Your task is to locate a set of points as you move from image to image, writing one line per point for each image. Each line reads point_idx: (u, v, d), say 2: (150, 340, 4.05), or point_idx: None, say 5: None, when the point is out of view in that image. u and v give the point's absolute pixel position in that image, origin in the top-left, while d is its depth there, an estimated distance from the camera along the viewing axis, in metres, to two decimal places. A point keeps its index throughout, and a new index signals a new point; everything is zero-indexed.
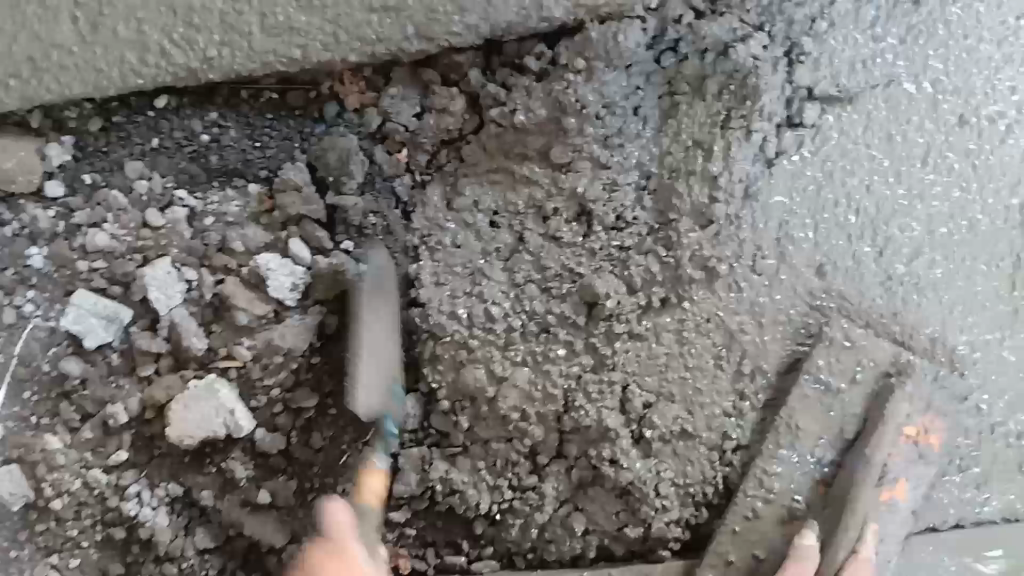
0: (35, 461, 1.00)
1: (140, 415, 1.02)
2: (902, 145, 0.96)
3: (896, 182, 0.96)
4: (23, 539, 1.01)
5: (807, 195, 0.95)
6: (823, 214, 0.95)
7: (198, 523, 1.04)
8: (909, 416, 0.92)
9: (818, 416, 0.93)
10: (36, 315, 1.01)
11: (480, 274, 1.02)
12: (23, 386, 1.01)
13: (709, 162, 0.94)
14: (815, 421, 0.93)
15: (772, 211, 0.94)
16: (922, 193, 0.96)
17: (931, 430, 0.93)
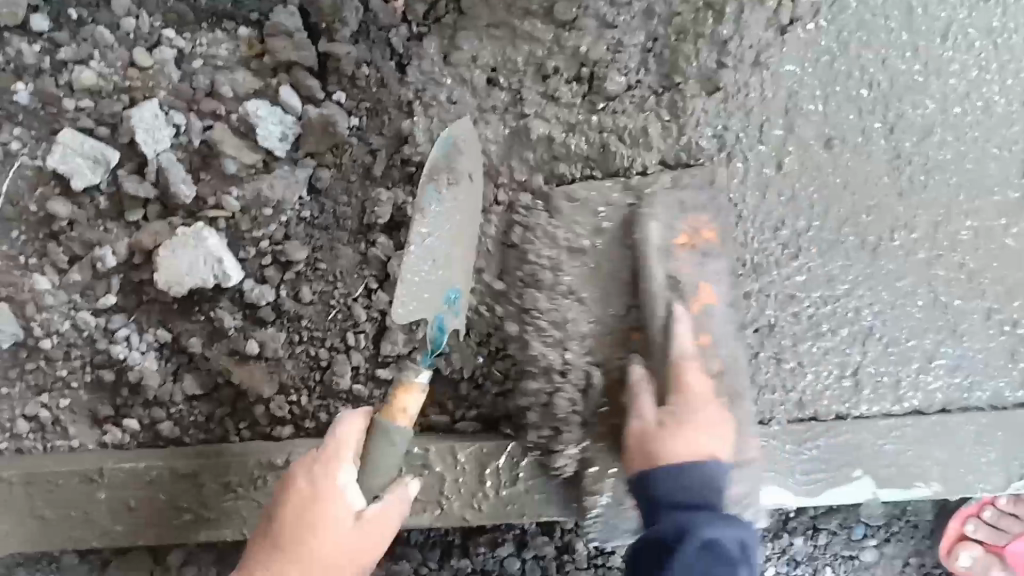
0: (24, 301, 1.01)
1: (129, 260, 1.01)
2: (922, 18, 0.94)
3: (913, 58, 0.95)
4: (15, 376, 1.04)
5: (819, 66, 0.94)
6: (834, 86, 0.94)
7: (186, 371, 1.03)
8: (671, 228, 0.90)
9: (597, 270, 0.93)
10: (23, 152, 1.00)
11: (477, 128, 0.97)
12: (14, 226, 1.01)
13: (720, 24, 0.91)
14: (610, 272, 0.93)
15: (782, 80, 0.93)
16: (939, 69, 0.95)
17: (702, 230, 0.90)
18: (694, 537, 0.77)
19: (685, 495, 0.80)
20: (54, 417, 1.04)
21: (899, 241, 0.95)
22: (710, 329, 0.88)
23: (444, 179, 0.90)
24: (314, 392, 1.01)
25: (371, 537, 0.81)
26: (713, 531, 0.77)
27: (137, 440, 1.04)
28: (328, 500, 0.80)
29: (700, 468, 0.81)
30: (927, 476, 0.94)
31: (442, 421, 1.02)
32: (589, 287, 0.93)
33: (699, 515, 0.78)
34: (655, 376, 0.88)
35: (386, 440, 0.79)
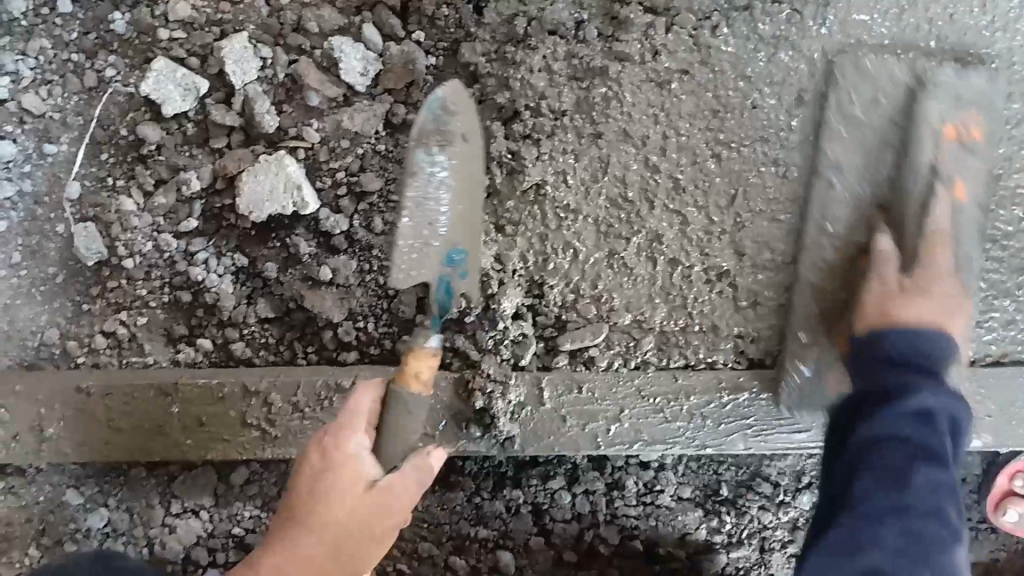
0: (110, 221, 1.07)
1: (212, 185, 1.06)
2: None
3: (982, 12, 1.00)
4: (95, 294, 1.09)
5: (890, 18, 1.00)
6: (903, 38, 1.00)
7: (260, 295, 1.07)
8: (943, 179, 0.96)
9: (461, 217, 0.93)
10: (116, 79, 1.07)
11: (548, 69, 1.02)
12: (105, 148, 1.08)
13: None
14: (462, 220, 0.93)
15: (851, 28, 1.00)
16: (1007, 25, 0.99)
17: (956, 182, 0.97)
18: (917, 399, 0.84)
19: (896, 353, 0.89)
20: (131, 334, 1.08)
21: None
22: (942, 224, 0.95)
23: (431, 142, 0.91)
24: (381, 320, 1.06)
25: (385, 507, 0.80)
26: (893, 453, 0.82)
27: (210, 359, 1.08)
28: (340, 469, 0.80)
29: (932, 335, 0.90)
30: (980, 428, 0.97)
31: (485, 339, 1.03)
32: (843, 152, 0.99)
33: (921, 383, 0.85)
34: (916, 277, 0.94)
35: (400, 406, 0.78)
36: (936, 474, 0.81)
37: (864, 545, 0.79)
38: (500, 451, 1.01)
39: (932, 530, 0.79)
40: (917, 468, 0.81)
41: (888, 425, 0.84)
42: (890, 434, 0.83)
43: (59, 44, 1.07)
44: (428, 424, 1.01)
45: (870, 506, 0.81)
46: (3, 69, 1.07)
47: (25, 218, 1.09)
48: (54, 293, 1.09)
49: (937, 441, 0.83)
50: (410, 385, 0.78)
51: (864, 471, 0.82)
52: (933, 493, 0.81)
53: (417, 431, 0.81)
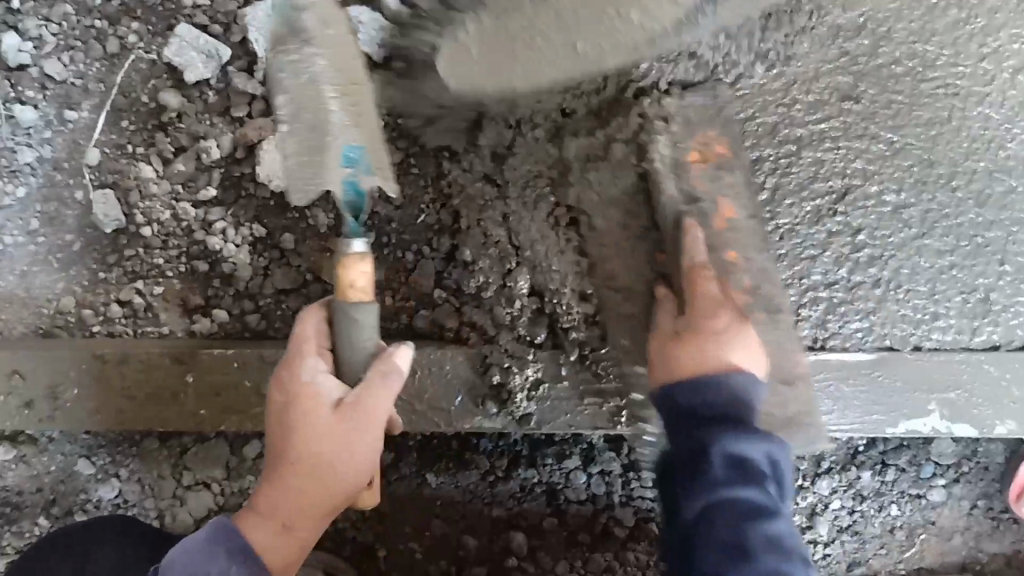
0: (129, 188, 1.07)
1: (232, 155, 1.06)
2: None
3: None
4: (113, 263, 1.08)
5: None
6: (931, 19, 0.99)
7: (277, 266, 1.07)
8: (707, 208, 0.92)
9: (345, 104, 0.80)
10: (139, 45, 1.07)
11: None
12: (125, 116, 1.07)
13: None
14: (355, 108, 0.81)
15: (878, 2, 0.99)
16: None
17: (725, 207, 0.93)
18: (716, 456, 0.78)
19: (707, 409, 0.82)
20: (146, 303, 1.07)
21: (980, 167, 0.99)
22: (734, 246, 0.92)
23: (289, 42, 0.80)
24: (398, 293, 1.06)
25: (351, 423, 0.76)
26: (724, 523, 0.76)
27: (224, 330, 1.07)
28: (300, 399, 0.77)
29: (733, 376, 0.83)
30: (1003, 415, 0.96)
31: (506, 315, 1.02)
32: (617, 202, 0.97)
33: (720, 430, 0.80)
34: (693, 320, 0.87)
35: (341, 312, 0.73)
36: (781, 548, 0.75)
37: None
38: (516, 427, 1.00)
39: None
40: (750, 524, 0.75)
41: (694, 465, 0.80)
42: (711, 502, 0.78)
43: (83, 10, 1.07)
44: (444, 399, 0.99)
45: None
46: (28, 35, 1.07)
47: (43, 184, 1.08)
48: (70, 260, 1.08)
49: (780, 520, 0.76)
50: (341, 289, 0.72)
51: (703, 544, 0.77)
52: (771, 552, 0.74)
53: (362, 327, 0.74)
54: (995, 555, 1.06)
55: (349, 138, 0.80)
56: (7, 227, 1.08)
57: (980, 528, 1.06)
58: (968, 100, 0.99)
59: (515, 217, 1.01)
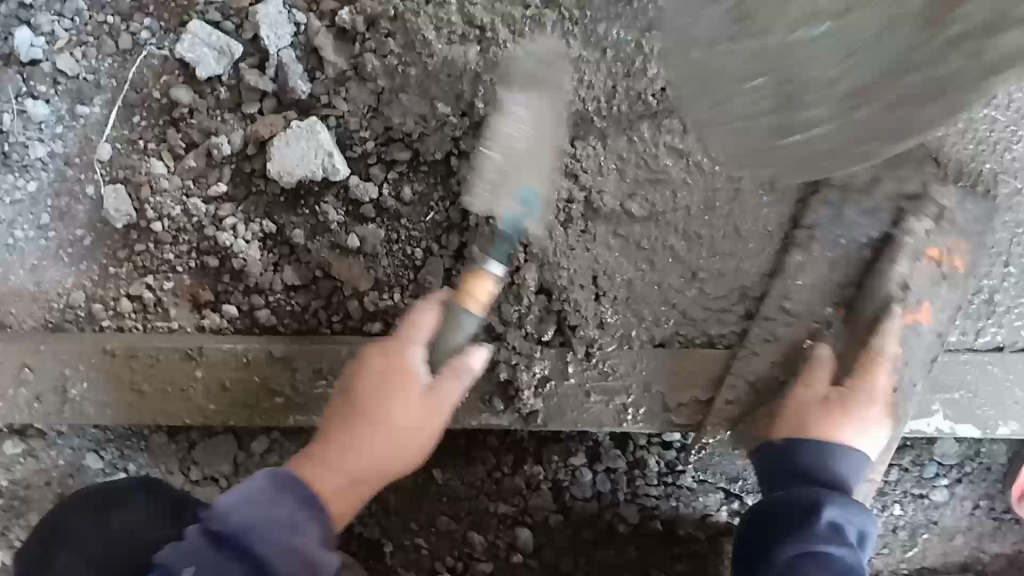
0: (139, 183, 1.08)
1: (243, 151, 1.06)
2: None
3: None
4: (123, 257, 1.09)
5: None
6: None
7: (286, 262, 1.07)
8: (905, 305, 0.96)
9: (528, 150, 0.93)
10: (151, 42, 1.07)
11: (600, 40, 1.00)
12: (136, 111, 1.08)
13: None
14: (527, 153, 0.93)
15: None
16: None
17: (924, 313, 0.96)
18: (826, 515, 0.87)
19: (823, 478, 0.92)
20: (156, 298, 1.08)
21: (985, 169, 1.00)
22: (894, 343, 0.96)
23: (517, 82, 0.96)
24: (407, 290, 1.06)
25: (425, 402, 0.86)
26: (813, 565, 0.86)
27: (234, 326, 1.08)
28: (399, 372, 0.86)
29: (849, 455, 0.93)
30: (1006, 416, 0.98)
31: (515, 313, 1.01)
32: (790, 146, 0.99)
33: (828, 495, 0.89)
34: (840, 402, 0.95)
35: (460, 319, 0.84)
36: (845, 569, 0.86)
37: None
38: (523, 425, 1.01)
39: None
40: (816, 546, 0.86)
41: (797, 528, 0.88)
42: (802, 550, 0.87)
43: (94, 5, 1.08)
44: None
45: None
46: (40, 30, 1.08)
47: (54, 178, 1.09)
48: (81, 255, 1.09)
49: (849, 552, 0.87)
50: (472, 301, 0.83)
51: None
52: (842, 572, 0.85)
53: (456, 332, 0.85)
54: (996, 555, 1.07)
55: (524, 193, 0.92)
56: (19, 221, 1.09)
57: (982, 528, 1.06)
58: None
59: None
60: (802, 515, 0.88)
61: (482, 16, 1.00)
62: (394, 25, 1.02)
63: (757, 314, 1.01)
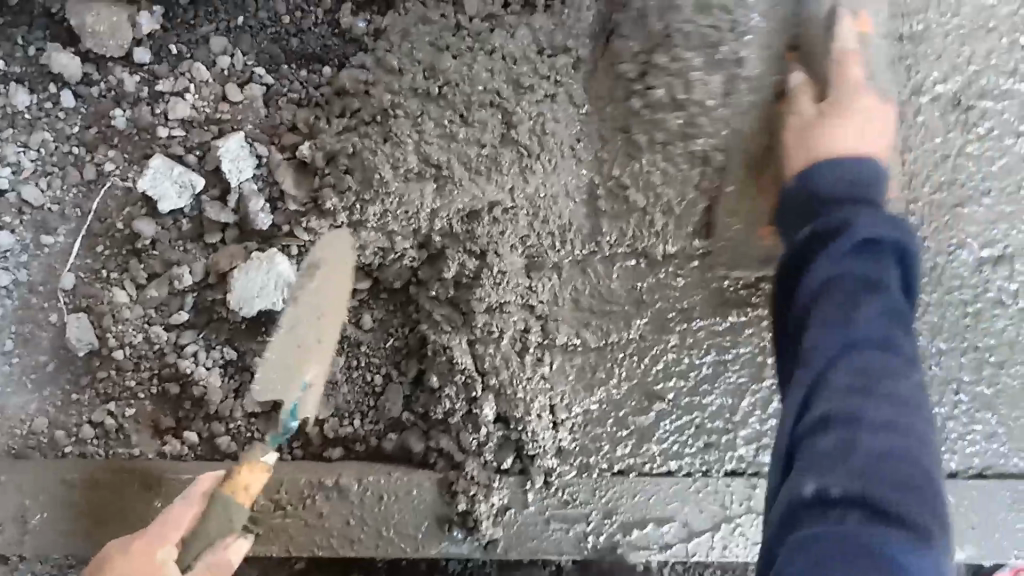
0: (102, 313, 1.08)
1: (204, 280, 1.08)
2: (992, 95, 1.00)
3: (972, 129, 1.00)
4: (85, 384, 1.09)
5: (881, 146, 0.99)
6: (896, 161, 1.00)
7: (247, 389, 1.08)
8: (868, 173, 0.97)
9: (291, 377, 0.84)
10: (115, 173, 1.08)
11: (560, 184, 1.01)
12: (100, 240, 1.09)
13: None
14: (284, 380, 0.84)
15: None
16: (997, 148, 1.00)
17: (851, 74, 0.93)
18: (835, 370, 0.76)
19: (832, 365, 0.77)
20: (118, 425, 1.09)
21: (934, 298, 1.01)
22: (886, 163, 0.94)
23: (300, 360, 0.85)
24: (367, 417, 1.06)
25: None
26: (839, 403, 0.74)
27: (195, 452, 1.09)
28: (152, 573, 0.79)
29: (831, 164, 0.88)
30: (963, 542, 0.97)
31: (472, 441, 1.01)
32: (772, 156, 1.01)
33: (833, 363, 0.77)
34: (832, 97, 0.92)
35: (218, 508, 0.77)
36: (888, 404, 0.73)
37: (835, 438, 0.72)
38: (483, 553, 1.00)
39: (879, 410, 0.73)
40: (828, 405, 0.74)
41: (892, 403, 0.73)
42: (822, 414, 0.74)
43: (61, 137, 1.09)
44: (409, 526, 0.99)
45: (856, 412, 0.73)
46: (6, 160, 1.08)
47: (19, 306, 1.10)
48: (44, 381, 1.10)
49: (863, 405, 0.73)
50: (240, 499, 0.77)
51: (835, 419, 0.73)
52: (882, 411, 0.73)
53: (234, 522, 0.78)
54: None
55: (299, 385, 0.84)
56: None
57: None
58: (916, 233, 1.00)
59: (480, 342, 1.01)
60: (893, 309, 0.80)
61: (439, 155, 1.00)
62: (352, 160, 1.02)
63: (716, 440, 1.03)
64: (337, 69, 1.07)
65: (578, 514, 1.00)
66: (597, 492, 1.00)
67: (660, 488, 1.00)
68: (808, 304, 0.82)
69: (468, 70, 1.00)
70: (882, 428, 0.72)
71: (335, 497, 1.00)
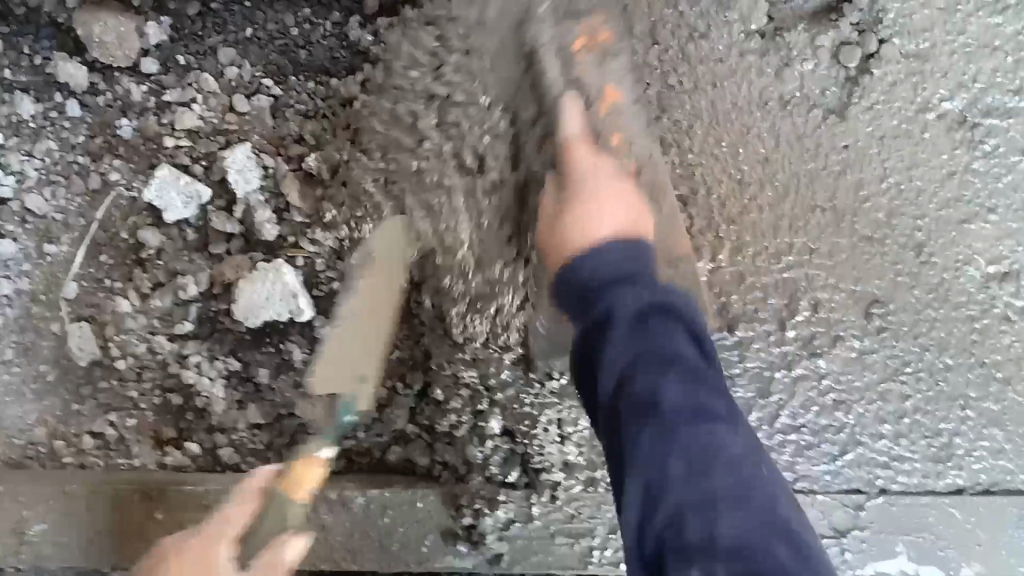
0: (106, 322, 1.08)
1: (209, 290, 1.08)
2: (998, 113, 1.01)
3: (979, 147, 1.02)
4: (86, 394, 1.09)
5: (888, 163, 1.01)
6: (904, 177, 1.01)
7: (250, 400, 1.08)
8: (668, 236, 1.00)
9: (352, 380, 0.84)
10: (120, 182, 1.08)
11: None
12: (103, 250, 1.09)
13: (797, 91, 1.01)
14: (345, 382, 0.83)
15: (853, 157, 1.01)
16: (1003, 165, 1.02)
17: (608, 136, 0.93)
18: (657, 450, 0.73)
19: (644, 431, 0.75)
20: (119, 435, 1.08)
21: (941, 315, 1.02)
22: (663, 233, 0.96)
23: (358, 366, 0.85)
24: (371, 429, 1.06)
25: None
26: (672, 475, 0.71)
27: (196, 463, 1.08)
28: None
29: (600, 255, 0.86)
30: (970, 557, 1.01)
31: (479, 454, 1.03)
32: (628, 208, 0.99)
33: (649, 441, 0.74)
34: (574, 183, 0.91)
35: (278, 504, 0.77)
36: (720, 466, 0.72)
37: (685, 512, 0.70)
38: (489, 567, 1.02)
39: (715, 473, 0.72)
40: (663, 484, 0.72)
41: (721, 470, 0.72)
42: (672, 499, 0.71)
43: (65, 146, 1.08)
44: (416, 539, 1.00)
45: (684, 481, 0.71)
46: (9, 169, 1.08)
47: (19, 315, 1.09)
48: (45, 391, 1.09)
49: (708, 471, 0.71)
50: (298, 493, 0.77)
51: (676, 498, 0.71)
52: (715, 471, 0.72)
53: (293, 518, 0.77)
54: None
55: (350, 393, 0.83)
56: None
57: None
58: (923, 250, 1.02)
59: (486, 358, 1.02)
60: (698, 377, 0.77)
61: None
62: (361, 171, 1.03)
63: None
64: (343, 79, 1.07)
65: (586, 528, 1.01)
66: (604, 508, 1.01)
67: None
68: (610, 389, 0.79)
69: None
70: (699, 477, 0.71)
71: (340, 511, 0.99)
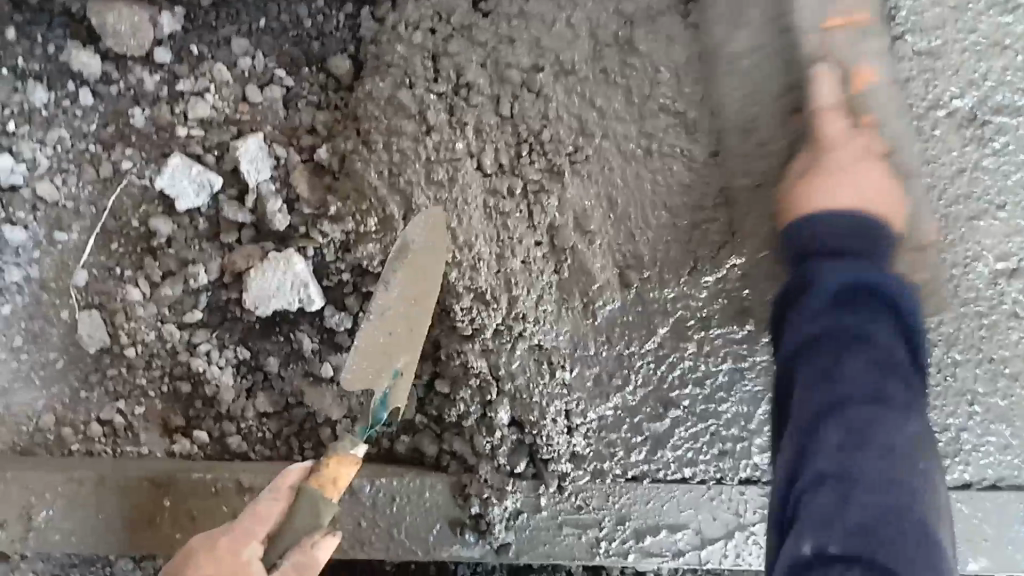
0: (115, 310, 1.08)
1: (219, 279, 1.08)
2: (1006, 111, 1.03)
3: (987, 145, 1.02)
4: (95, 381, 1.09)
5: None
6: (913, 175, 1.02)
7: (259, 389, 1.09)
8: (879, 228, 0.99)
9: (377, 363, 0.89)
10: (131, 171, 1.09)
11: (592, 188, 1.00)
12: (114, 239, 1.09)
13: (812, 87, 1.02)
14: (373, 364, 0.89)
15: None
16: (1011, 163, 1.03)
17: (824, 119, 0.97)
18: (835, 345, 0.77)
19: (823, 340, 0.77)
20: (127, 422, 1.09)
21: (948, 311, 1.03)
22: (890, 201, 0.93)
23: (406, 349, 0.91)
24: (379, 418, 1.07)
25: None
26: (845, 378, 0.75)
27: (205, 452, 1.09)
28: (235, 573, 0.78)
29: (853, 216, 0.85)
30: (977, 551, 1.01)
31: (487, 443, 1.03)
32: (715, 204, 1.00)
33: (827, 346, 0.77)
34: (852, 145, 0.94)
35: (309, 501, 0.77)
36: (896, 390, 0.75)
37: (851, 416, 0.73)
38: (495, 557, 1.01)
39: (883, 397, 0.74)
40: (827, 383, 0.75)
41: (886, 459, 0.71)
42: (829, 396, 0.74)
43: (77, 134, 1.09)
44: (423, 528, 1.00)
45: (855, 387, 0.74)
46: (21, 157, 1.08)
47: (29, 302, 1.09)
48: (53, 378, 1.09)
49: (880, 385, 0.75)
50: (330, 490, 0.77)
51: (840, 403, 0.74)
52: (877, 391, 0.74)
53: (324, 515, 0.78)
54: None
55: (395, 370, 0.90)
56: None
57: None
58: (932, 246, 1.02)
59: (496, 349, 1.03)
60: (905, 346, 0.78)
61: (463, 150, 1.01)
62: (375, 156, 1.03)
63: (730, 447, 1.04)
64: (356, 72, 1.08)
65: (594, 519, 1.01)
66: (612, 499, 1.01)
67: (676, 494, 1.02)
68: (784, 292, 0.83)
69: (494, 68, 1.01)
70: (872, 401, 0.74)
71: (349, 500, 1.00)
